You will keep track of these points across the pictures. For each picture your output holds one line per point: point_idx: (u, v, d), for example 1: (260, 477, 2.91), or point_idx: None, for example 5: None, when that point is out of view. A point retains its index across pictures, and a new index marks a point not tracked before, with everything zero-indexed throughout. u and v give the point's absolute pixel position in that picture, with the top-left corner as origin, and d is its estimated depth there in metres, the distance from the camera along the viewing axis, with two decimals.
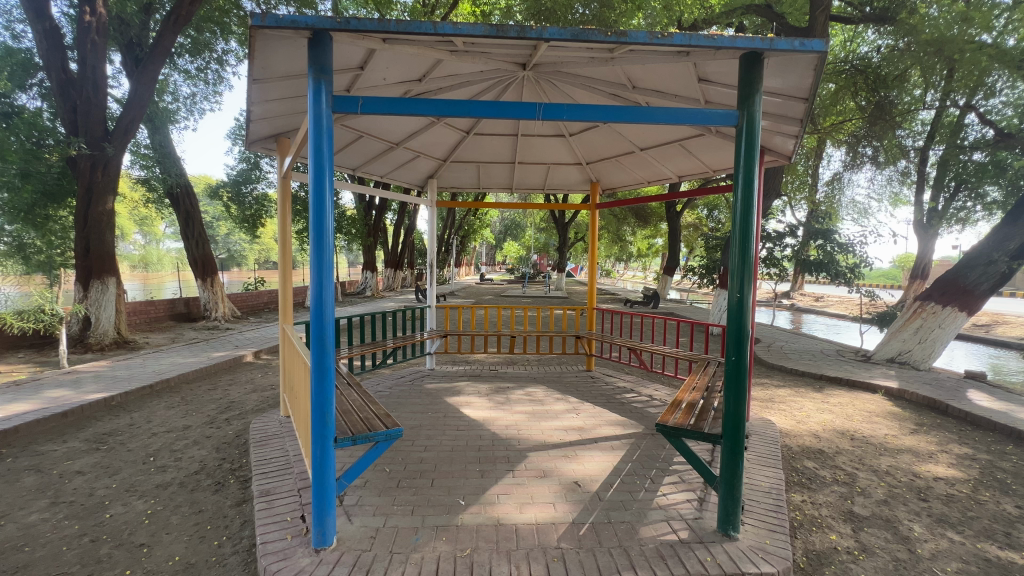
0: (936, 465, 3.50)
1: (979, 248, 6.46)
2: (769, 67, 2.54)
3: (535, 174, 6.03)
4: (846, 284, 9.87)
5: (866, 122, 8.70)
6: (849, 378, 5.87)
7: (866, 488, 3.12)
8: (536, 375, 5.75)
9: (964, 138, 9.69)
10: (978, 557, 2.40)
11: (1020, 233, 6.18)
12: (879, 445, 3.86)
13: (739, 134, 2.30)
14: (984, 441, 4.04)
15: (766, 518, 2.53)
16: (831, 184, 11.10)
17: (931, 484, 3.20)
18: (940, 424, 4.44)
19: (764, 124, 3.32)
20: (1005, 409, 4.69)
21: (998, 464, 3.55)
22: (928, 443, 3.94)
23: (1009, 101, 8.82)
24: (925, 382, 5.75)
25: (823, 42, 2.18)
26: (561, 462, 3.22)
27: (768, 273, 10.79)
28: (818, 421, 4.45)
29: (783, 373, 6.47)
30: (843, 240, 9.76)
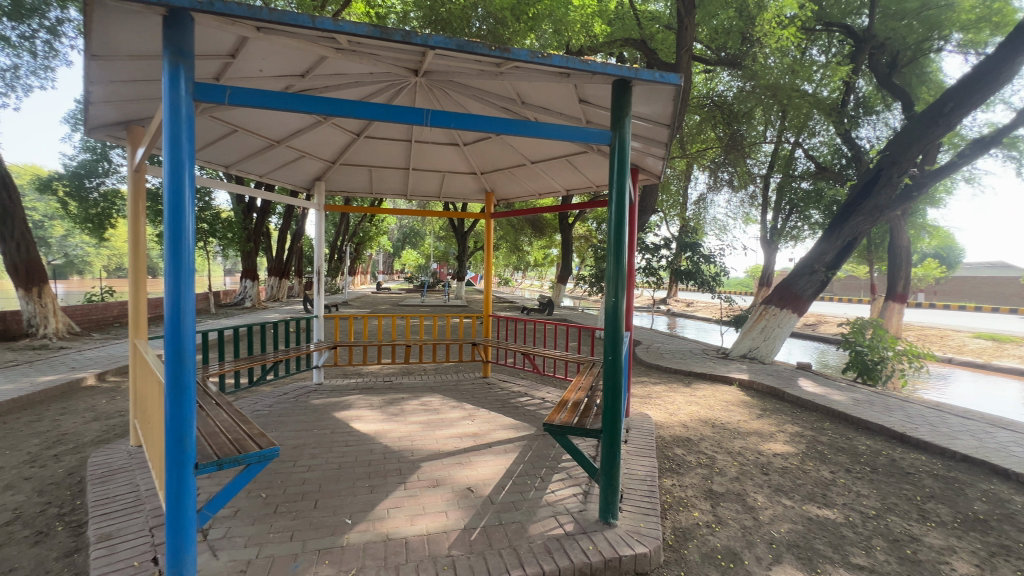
0: (775, 443, 4.13)
1: (805, 261, 7.79)
2: (636, 95, 2.84)
3: (430, 181, 5.99)
4: (711, 291, 11.25)
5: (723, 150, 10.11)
6: (711, 373, 6.69)
7: (722, 468, 3.57)
8: (433, 384, 5.66)
9: (795, 168, 11.66)
10: (804, 517, 2.86)
11: (833, 248, 7.58)
12: (733, 430, 4.45)
13: (613, 153, 2.49)
14: (810, 419, 4.86)
15: (641, 504, 2.76)
16: (699, 203, 12.65)
17: (771, 459, 3.75)
18: (779, 408, 5.25)
19: (637, 145, 3.68)
20: (825, 393, 5.68)
21: (819, 439, 4.27)
22: (770, 425, 4.63)
23: (824, 141, 10.86)
24: (769, 373, 6.76)
25: (678, 77, 2.48)
26: (455, 469, 3.21)
27: (647, 281, 11.88)
28: (686, 413, 4.98)
29: (660, 372, 7.16)
30: (707, 252, 11.10)
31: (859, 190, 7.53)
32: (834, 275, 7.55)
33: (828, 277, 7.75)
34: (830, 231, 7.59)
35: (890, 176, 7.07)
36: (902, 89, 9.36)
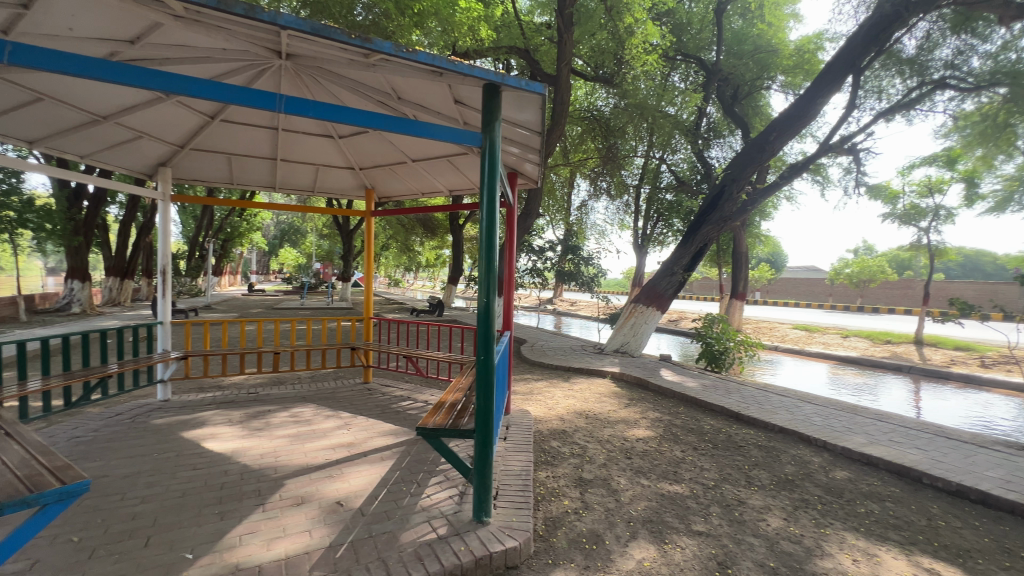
0: (638, 429, 4.55)
1: (667, 264, 8.72)
2: (507, 101, 2.91)
3: (303, 174, 5.54)
4: (590, 290, 12.04)
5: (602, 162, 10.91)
6: (588, 368, 7.16)
7: (592, 456, 3.84)
8: (306, 393, 5.24)
9: (660, 181, 13.00)
10: (657, 494, 3.18)
11: (688, 253, 8.58)
12: (604, 420, 4.80)
13: (483, 155, 2.52)
14: (668, 405, 5.46)
15: (515, 499, 2.84)
16: (581, 209, 13.51)
17: (634, 444, 4.13)
18: (643, 397, 5.81)
19: (514, 150, 3.79)
20: (680, 381, 6.43)
21: (674, 422, 4.80)
22: (635, 413, 5.09)
23: (683, 158, 12.28)
24: (637, 366, 7.44)
25: (542, 86, 2.61)
26: (325, 483, 3.00)
27: (533, 282, 12.34)
28: (564, 407, 5.26)
29: (543, 369, 7.47)
30: (586, 254, 11.87)
31: (708, 203, 8.61)
32: (689, 276, 8.55)
33: (685, 278, 8.75)
34: (686, 238, 8.59)
35: (731, 193, 8.21)
36: (742, 119, 10.97)
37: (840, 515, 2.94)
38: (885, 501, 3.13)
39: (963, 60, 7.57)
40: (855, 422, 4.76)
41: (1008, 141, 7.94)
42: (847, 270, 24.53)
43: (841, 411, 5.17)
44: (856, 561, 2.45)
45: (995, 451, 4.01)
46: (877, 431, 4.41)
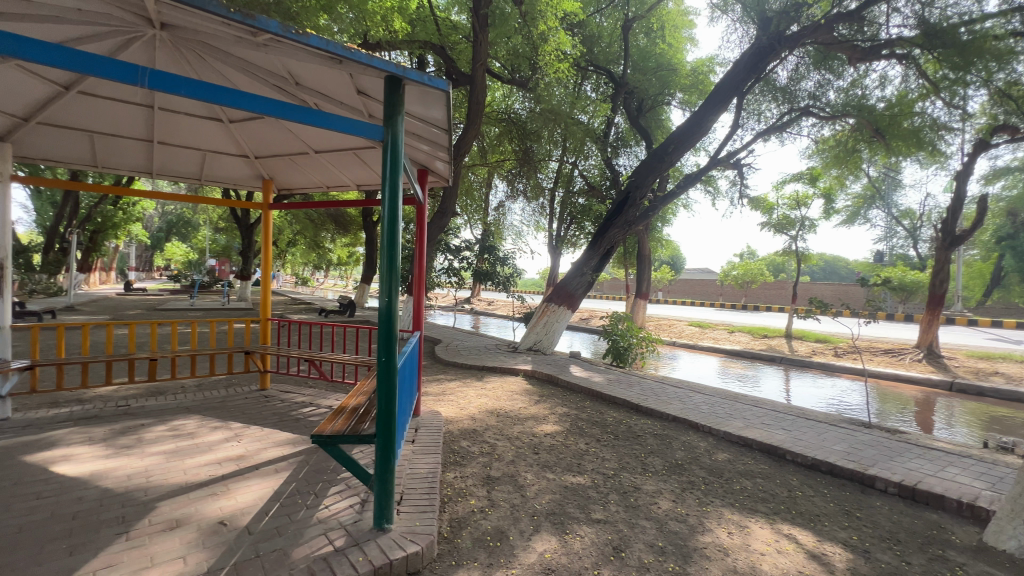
0: (547, 424, 4.69)
1: (577, 265, 9.09)
2: (411, 95, 2.85)
3: (187, 160, 4.98)
4: (506, 290, 12.19)
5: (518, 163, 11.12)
6: (501, 366, 7.24)
7: (501, 453, 3.89)
8: (190, 404, 4.71)
9: (574, 185, 13.53)
10: (561, 487, 3.30)
11: (597, 254, 9.01)
12: (514, 417, 4.89)
13: (385, 149, 2.43)
14: (575, 400, 5.70)
15: (419, 503, 2.78)
16: (498, 210, 13.64)
17: (542, 439, 4.25)
18: (553, 393, 6.01)
19: (422, 147, 3.71)
20: (588, 377, 6.75)
21: (580, 416, 5.01)
22: (544, 409, 5.24)
23: (594, 165, 12.90)
24: (548, 363, 7.68)
25: (445, 82, 2.59)
26: (206, 503, 2.71)
27: (450, 281, 12.21)
28: (475, 406, 5.27)
29: (456, 369, 7.42)
30: (502, 254, 12.00)
31: (614, 208, 9.11)
32: (597, 276, 8.97)
33: (594, 279, 9.18)
34: (595, 241, 9.02)
35: (635, 199, 8.77)
36: (646, 130, 11.75)
37: (720, 493, 3.26)
38: (756, 477, 3.54)
39: (823, 92, 8.75)
40: (735, 408, 5.32)
41: (855, 164, 9.34)
42: (733, 272, 27.36)
43: (724, 399, 5.75)
44: (731, 533, 2.73)
45: (841, 428, 4.70)
46: (752, 416, 4.97)
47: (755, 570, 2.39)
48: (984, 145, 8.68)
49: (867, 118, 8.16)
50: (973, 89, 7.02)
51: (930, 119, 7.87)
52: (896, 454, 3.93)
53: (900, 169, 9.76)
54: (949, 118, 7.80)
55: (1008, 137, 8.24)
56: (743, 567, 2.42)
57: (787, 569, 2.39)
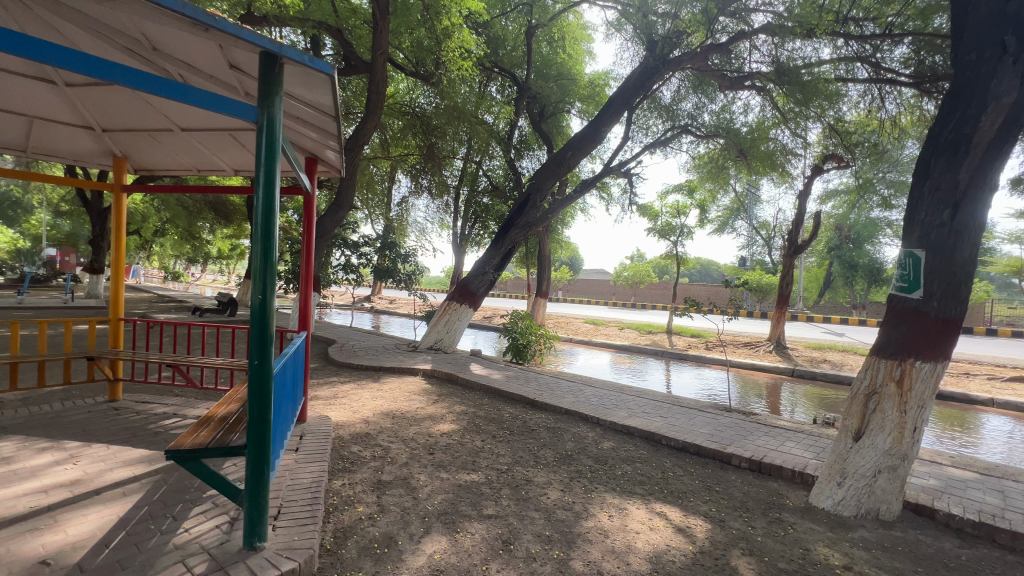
0: (444, 424, 4.65)
1: (479, 263, 9.14)
2: (292, 76, 2.64)
3: (6, 127, 4.10)
4: (408, 288, 11.84)
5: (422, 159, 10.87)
6: (399, 366, 7.04)
7: (394, 456, 3.76)
8: (10, 422, 3.88)
9: (479, 184, 13.56)
10: (454, 485, 3.29)
11: (499, 253, 9.14)
12: (410, 418, 4.77)
13: (259, 131, 2.21)
14: (473, 398, 5.72)
15: (299, 516, 2.59)
16: (401, 205, 13.24)
17: (438, 439, 4.20)
18: (451, 392, 5.98)
19: (310, 133, 3.46)
20: (487, 374, 6.81)
21: (477, 414, 5.05)
22: (442, 408, 5.19)
23: (498, 165, 13.07)
24: (449, 362, 7.62)
25: (329, 65, 2.43)
26: (22, 541, 2.25)
27: (347, 278, 11.55)
28: (370, 408, 5.05)
29: (351, 370, 7.05)
30: (404, 251, 11.63)
31: (515, 209, 9.29)
32: (498, 275, 9.10)
33: (496, 277, 9.29)
34: (497, 240, 9.14)
35: (535, 202, 9.04)
36: (548, 135, 12.15)
37: (604, 479, 3.49)
38: (636, 462, 3.84)
39: (699, 113, 9.76)
40: (621, 399, 5.74)
41: (725, 180, 10.59)
42: (625, 274, 29.53)
43: (612, 391, 6.17)
44: (611, 516, 2.92)
45: (707, 413, 5.29)
46: (635, 405, 5.39)
47: (631, 548, 2.59)
48: (819, 171, 10.34)
49: (734, 140, 9.30)
50: (811, 122, 8.32)
51: (782, 144, 9.12)
52: (748, 432, 4.53)
53: (759, 186, 11.24)
54: (794, 145, 9.14)
55: (836, 165, 9.91)
56: (620, 546, 2.61)
57: (657, 544, 2.62)
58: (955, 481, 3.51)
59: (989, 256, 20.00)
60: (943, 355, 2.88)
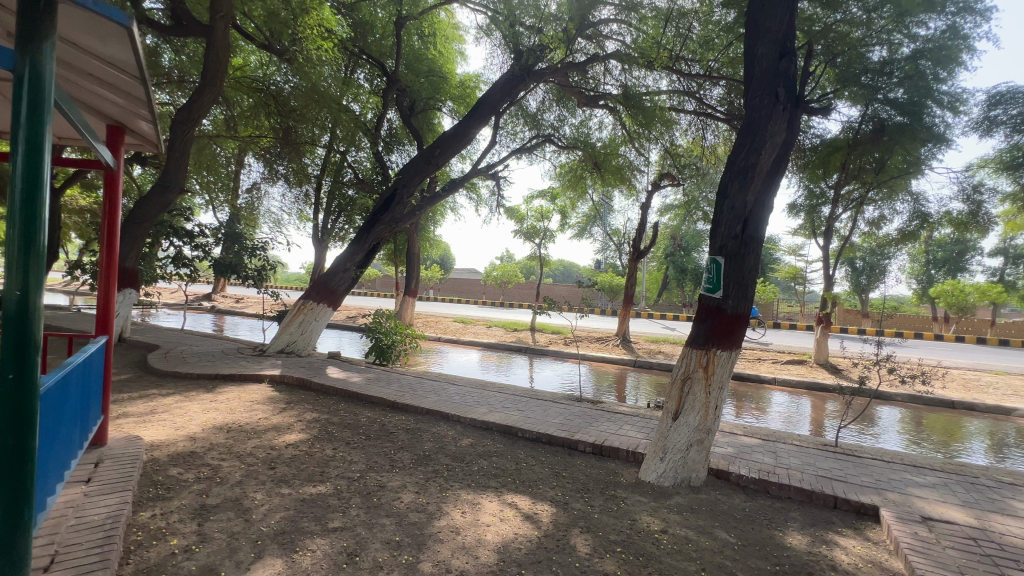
0: (290, 434, 4.23)
1: (339, 260, 8.56)
2: (72, 19, 2.16)
3: None
4: (256, 286, 10.50)
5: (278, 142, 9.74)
6: (241, 373, 6.23)
7: (225, 475, 3.31)
8: None
9: (344, 175, 12.66)
10: (297, 501, 3.00)
11: (362, 250, 8.66)
12: (250, 431, 4.24)
13: (17, 82, 1.73)
14: (328, 404, 5.32)
15: (83, 563, 2.11)
16: (251, 192, 11.75)
17: (282, 451, 3.81)
18: (303, 399, 5.48)
19: (110, 96, 2.87)
20: (345, 377, 6.39)
21: (331, 420, 4.71)
22: (289, 417, 4.72)
23: (366, 157, 12.40)
24: (301, 366, 6.98)
25: (121, 14, 2.04)
26: None
27: (178, 273, 9.83)
28: (198, 423, 4.37)
29: (177, 380, 6.03)
30: (255, 244, 10.24)
31: (380, 203, 8.85)
32: (361, 273, 8.65)
33: (358, 275, 8.80)
34: (360, 236, 8.64)
35: (402, 197, 8.73)
36: (418, 130, 11.87)
37: (459, 477, 3.51)
38: (492, 456, 3.95)
39: (561, 125, 10.43)
40: (483, 396, 5.86)
41: (582, 189, 11.51)
42: (494, 274, 30.30)
43: (475, 389, 6.26)
44: (463, 513, 2.96)
45: (561, 404, 5.67)
46: (496, 401, 5.54)
47: (480, 542, 2.64)
48: (658, 187, 11.84)
49: (590, 153, 10.15)
50: (652, 144, 9.48)
51: (629, 161, 10.24)
52: (594, 420, 4.97)
53: (611, 197, 12.43)
54: (639, 162, 10.30)
55: (670, 183, 11.40)
56: (470, 541, 2.64)
57: (506, 534, 2.72)
58: (744, 447, 4.29)
59: (777, 264, 25.01)
60: (736, 344, 3.49)
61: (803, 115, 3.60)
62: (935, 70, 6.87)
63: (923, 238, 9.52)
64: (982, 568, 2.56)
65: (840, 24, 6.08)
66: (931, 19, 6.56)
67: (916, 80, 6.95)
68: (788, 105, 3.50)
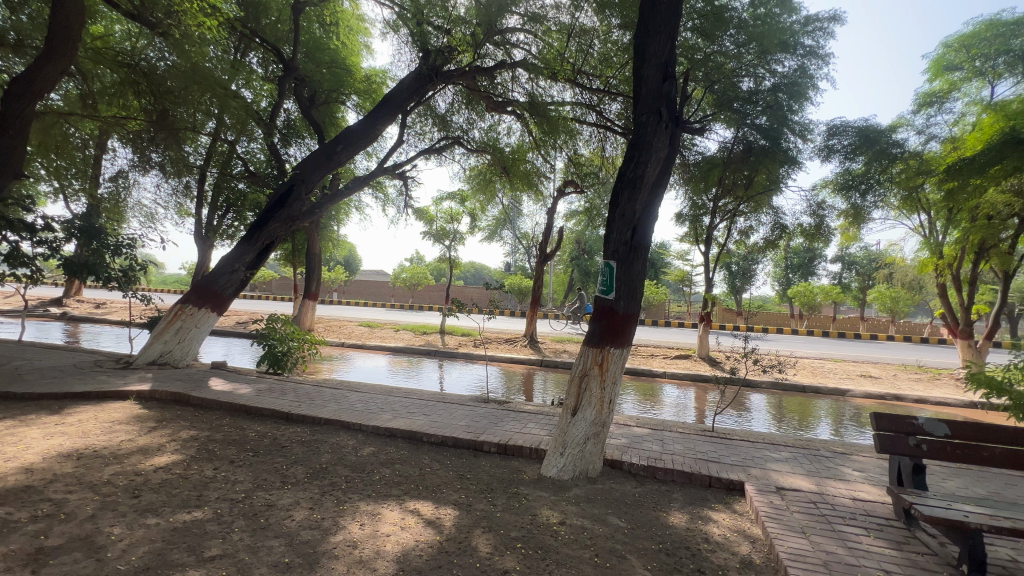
0: (160, 456, 3.74)
1: (225, 260, 7.78)
2: None
3: None
4: (120, 288, 9.11)
5: (150, 126, 8.36)
6: (98, 390, 5.38)
7: (74, 510, 2.83)
8: None
9: (232, 167, 11.40)
10: (166, 531, 2.66)
11: (253, 250, 7.93)
12: (108, 456, 3.68)
13: None
14: (210, 420, 4.79)
15: None
16: (116, 181, 10.13)
17: (150, 476, 3.36)
18: (178, 415, 4.88)
19: None
20: (232, 389, 5.81)
21: (212, 438, 4.25)
22: (160, 437, 4.18)
23: (260, 148, 11.38)
24: (177, 378, 6.21)
25: None
26: None
27: (14, 273, 8.19)
28: (38, 451, 3.69)
29: (10, 402, 5.04)
30: (119, 240, 8.79)
31: (274, 199, 8.14)
32: (252, 275, 7.97)
33: (248, 277, 8.09)
34: (250, 234, 7.90)
35: (299, 194, 8.09)
36: (319, 123, 11.19)
37: (359, 488, 3.36)
38: (395, 464, 3.84)
39: (470, 128, 10.46)
40: (387, 401, 5.67)
41: (492, 193, 11.65)
42: (404, 275, 29.45)
43: (379, 395, 6.04)
44: (362, 525, 2.84)
45: (468, 406, 5.67)
46: (401, 407, 5.39)
47: (379, 553, 2.55)
48: (563, 193, 12.34)
49: (499, 157, 10.29)
50: (557, 152, 9.89)
51: (536, 167, 10.56)
52: (499, 420, 5.05)
53: (520, 201, 12.72)
54: (545, 169, 10.67)
55: (574, 190, 11.95)
56: (368, 554, 2.54)
57: (406, 543, 2.65)
58: (636, 438, 4.63)
59: (668, 268, 27.38)
60: (627, 342, 3.75)
61: (682, 135, 3.99)
62: (789, 101, 7.98)
63: (782, 246, 11.01)
64: (819, 526, 3.03)
65: (717, 55, 6.89)
66: (786, 59, 7.65)
67: (775, 109, 7.95)
68: (669, 124, 3.86)
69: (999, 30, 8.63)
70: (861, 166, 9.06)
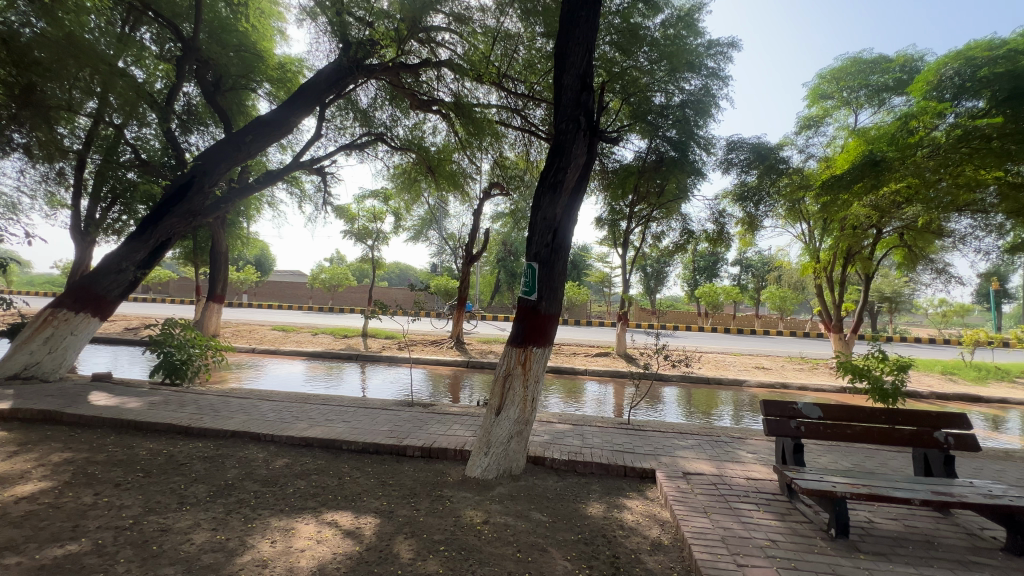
0: (25, 485, 3.24)
1: (110, 259, 6.89)
2: None
3: None
4: None
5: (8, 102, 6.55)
6: None
7: None
8: None
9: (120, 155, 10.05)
10: (31, 570, 2.31)
11: (144, 248, 7.09)
12: None
13: None
14: (89, 439, 4.22)
15: None
16: None
17: (10, 509, 2.89)
18: (48, 437, 4.24)
19: None
20: (117, 404, 5.16)
21: (92, 460, 3.75)
22: (24, 463, 3.61)
23: (154, 134, 10.19)
24: (47, 394, 5.40)
25: None
26: None
27: None
28: None
29: None
30: None
31: (171, 191, 7.35)
32: (144, 276, 7.14)
33: (138, 278, 7.23)
34: (141, 230, 7.07)
35: (202, 187, 7.38)
36: (224, 110, 10.31)
37: (270, 503, 3.15)
38: (311, 475, 3.64)
39: (394, 125, 10.17)
40: (303, 410, 5.35)
41: (417, 193, 11.42)
42: (323, 275, 27.90)
43: (294, 403, 5.67)
44: (273, 542, 2.66)
45: (391, 410, 5.52)
46: (318, 414, 5.12)
47: (292, 571, 2.41)
48: (489, 195, 12.39)
49: (424, 156, 10.14)
50: (483, 153, 9.91)
51: (462, 167, 10.51)
52: (423, 423, 4.96)
53: (446, 202, 12.59)
54: (471, 170, 10.66)
55: (500, 192, 12.05)
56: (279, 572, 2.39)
57: (322, 557, 2.53)
58: (558, 434, 4.78)
59: (590, 270, 28.53)
60: (549, 341, 3.87)
61: (599, 144, 4.19)
62: (696, 118, 8.66)
63: (690, 250, 11.92)
64: (717, 504, 3.34)
65: (631, 70, 7.32)
66: (692, 78, 8.34)
67: (683, 123, 8.60)
68: (586, 133, 4.04)
69: (861, 67, 10.06)
70: (755, 179, 10.06)
